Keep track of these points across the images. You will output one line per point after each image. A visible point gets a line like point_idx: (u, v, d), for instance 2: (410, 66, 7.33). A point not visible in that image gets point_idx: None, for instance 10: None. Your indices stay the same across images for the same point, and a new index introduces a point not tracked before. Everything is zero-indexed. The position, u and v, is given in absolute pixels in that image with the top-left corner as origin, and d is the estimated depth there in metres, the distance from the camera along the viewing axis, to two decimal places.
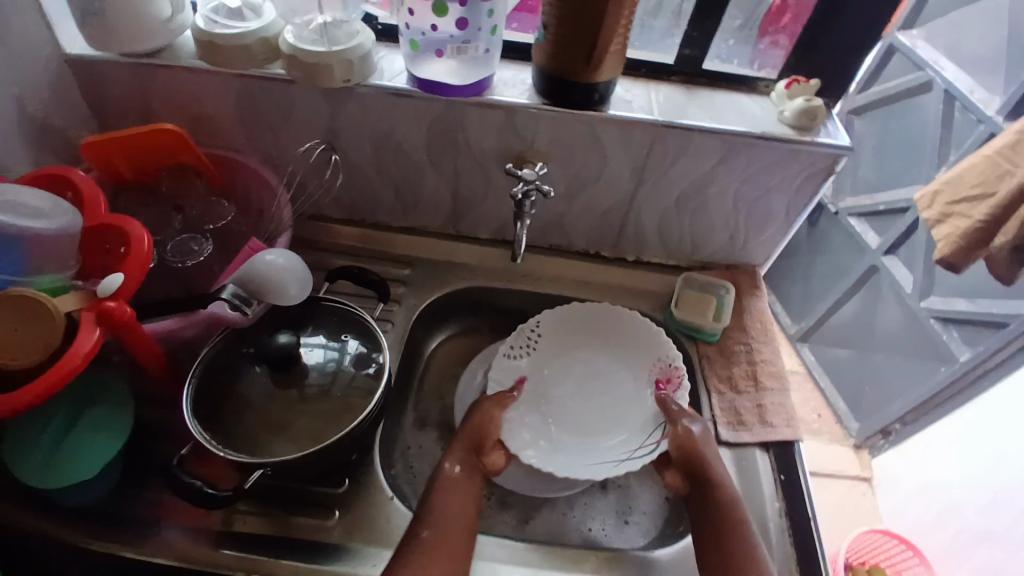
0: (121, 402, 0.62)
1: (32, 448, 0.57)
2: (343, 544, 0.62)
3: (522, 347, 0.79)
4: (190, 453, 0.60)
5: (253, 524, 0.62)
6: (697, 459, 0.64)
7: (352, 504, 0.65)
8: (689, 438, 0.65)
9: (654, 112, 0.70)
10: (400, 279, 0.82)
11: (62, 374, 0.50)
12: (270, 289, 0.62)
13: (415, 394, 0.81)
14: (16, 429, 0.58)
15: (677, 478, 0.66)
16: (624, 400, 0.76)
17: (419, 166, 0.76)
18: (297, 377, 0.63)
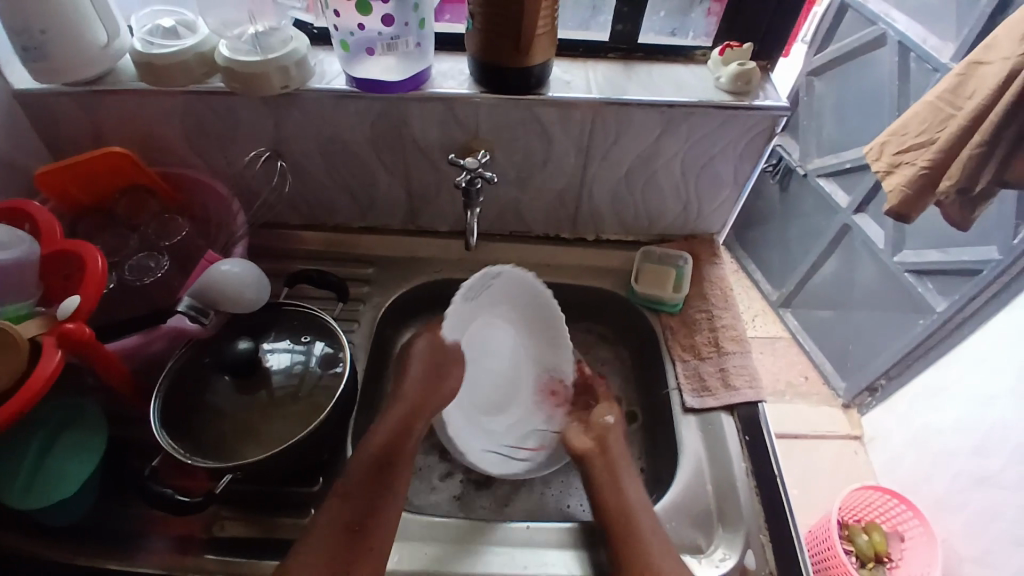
0: (97, 427, 0.63)
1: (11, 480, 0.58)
2: None
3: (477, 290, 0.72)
4: (164, 465, 0.62)
5: (234, 528, 0.64)
6: (614, 437, 0.70)
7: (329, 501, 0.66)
8: (608, 424, 0.71)
9: (593, 91, 0.71)
10: (364, 279, 0.83)
11: (31, 395, 0.52)
12: (227, 298, 0.63)
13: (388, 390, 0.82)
14: None
15: (584, 440, 0.71)
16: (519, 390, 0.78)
17: (370, 166, 0.77)
18: (263, 382, 0.64)
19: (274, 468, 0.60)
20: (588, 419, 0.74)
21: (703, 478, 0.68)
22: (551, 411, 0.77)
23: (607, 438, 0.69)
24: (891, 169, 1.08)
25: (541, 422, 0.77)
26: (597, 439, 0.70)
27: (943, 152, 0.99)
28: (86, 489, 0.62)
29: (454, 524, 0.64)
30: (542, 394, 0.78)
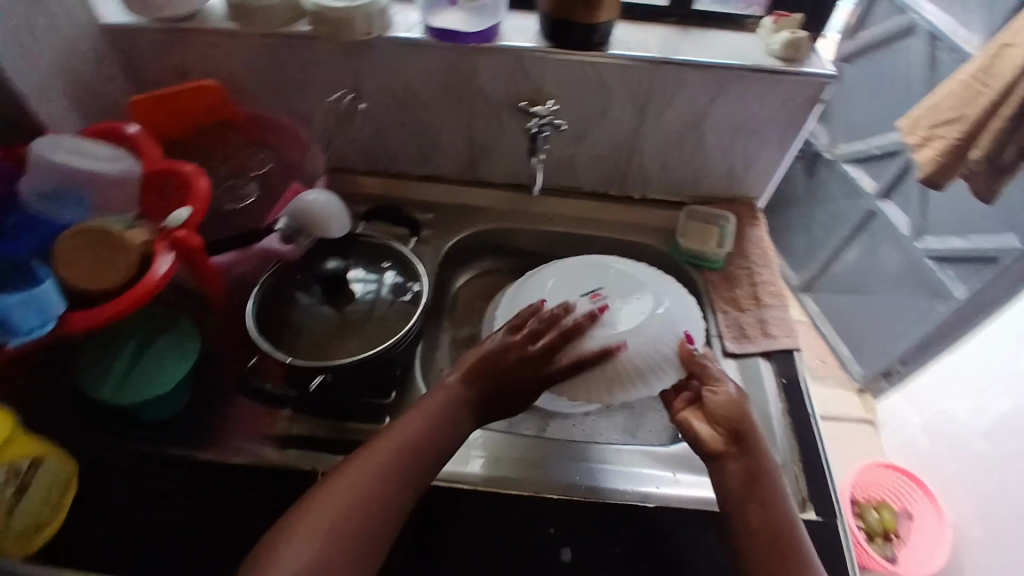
0: (187, 334, 0.65)
1: (108, 376, 0.60)
2: None
3: (640, 372, 0.69)
4: (259, 367, 0.66)
5: (304, 427, 0.67)
6: (745, 425, 0.61)
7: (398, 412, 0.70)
8: (734, 403, 0.62)
9: (653, 50, 0.76)
10: (424, 223, 0.88)
11: (137, 296, 0.55)
12: (315, 225, 0.69)
13: (448, 314, 0.88)
14: (90, 363, 0.61)
15: (716, 433, 0.62)
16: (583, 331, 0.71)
17: (436, 114, 0.82)
18: (343, 302, 0.68)
19: (355, 377, 0.65)
20: (703, 403, 0.65)
21: None
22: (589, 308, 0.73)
23: (739, 426, 0.61)
24: (925, 143, 1.12)
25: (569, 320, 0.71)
26: (714, 406, 0.63)
27: (974, 129, 1.04)
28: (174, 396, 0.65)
29: (512, 437, 0.71)
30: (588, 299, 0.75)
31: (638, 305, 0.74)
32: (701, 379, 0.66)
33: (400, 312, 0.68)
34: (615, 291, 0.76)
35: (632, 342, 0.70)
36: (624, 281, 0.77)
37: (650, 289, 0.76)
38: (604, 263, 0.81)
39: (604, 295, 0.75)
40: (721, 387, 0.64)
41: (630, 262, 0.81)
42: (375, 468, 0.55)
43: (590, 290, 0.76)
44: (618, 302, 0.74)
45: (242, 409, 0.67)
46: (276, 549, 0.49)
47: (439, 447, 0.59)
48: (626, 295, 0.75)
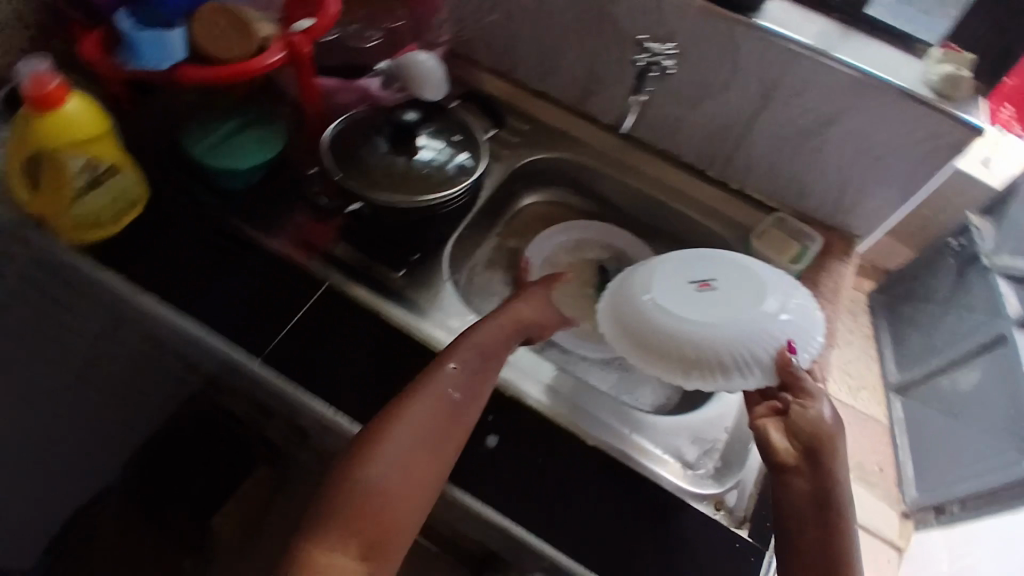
0: (277, 131, 0.72)
1: (207, 136, 0.69)
2: (400, 293, 0.69)
3: (724, 368, 0.64)
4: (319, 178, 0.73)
5: (344, 252, 0.70)
6: (827, 449, 0.57)
7: (417, 271, 0.72)
8: (823, 424, 0.57)
9: (800, 33, 0.72)
10: (517, 130, 0.88)
11: (239, 73, 0.64)
12: (413, 83, 0.74)
13: (503, 222, 0.89)
14: (198, 120, 0.71)
15: (790, 447, 0.58)
16: (679, 312, 0.66)
17: (563, 33, 0.83)
18: (408, 155, 0.71)
19: (389, 218, 0.70)
20: (789, 416, 0.60)
21: (724, 422, 0.70)
22: (693, 294, 0.68)
23: (819, 446, 0.57)
24: None
25: (664, 297, 0.68)
26: (799, 419, 0.59)
27: None
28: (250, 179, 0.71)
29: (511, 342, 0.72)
30: (698, 284, 0.68)
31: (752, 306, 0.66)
32: (793, 392, 0.61)
33: (451, 185, 0.71)
34: (730, 285, 0.68)
35: (730, 337, 0.64)
36: (747, 280, 0.68)
37: (773, 295, 0.67)
38: (729, 259, 0.71)
39: (716, 284, 0.68)
40: (811, 403, 0.59)
41: (755, 267, 0.70)
42: (423, 411, 0.53)
43: (702, 276, 0.69)
44: (732, 296, 0.67)
45: (297, 215, 0.71)
46: (345, 483, 0.48)
47: (474, 390, 0.57)
48: (743, 291, 0.67)
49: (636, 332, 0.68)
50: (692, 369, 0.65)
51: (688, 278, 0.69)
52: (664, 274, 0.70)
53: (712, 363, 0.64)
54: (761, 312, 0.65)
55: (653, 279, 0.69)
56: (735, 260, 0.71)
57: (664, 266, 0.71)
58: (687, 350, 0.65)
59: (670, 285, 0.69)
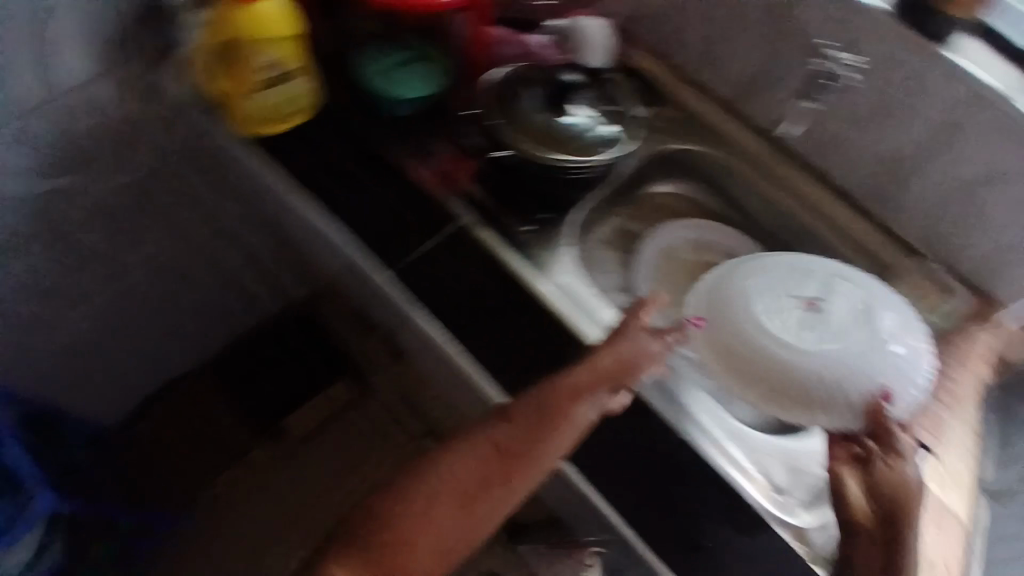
0: (439, 71, 0.73)
1: (376, 62, 0.72)
2: (524, 244, 0.70)
3: (810, 401, 0.59)
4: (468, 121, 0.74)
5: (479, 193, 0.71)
6: (906, 512, 0.52)
7: (545, 227, 0.72)
8: (905, 487, 0.53)
9: (1002, 78, 0.64)
10: (663, 115, 0.86)
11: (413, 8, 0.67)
12: (581, 48, 0.73)
13: (632, 202, 0.88)
14: (372, 45, 0.73)
15: (862, 503, 0.54)
16: (772, 330, 0.61)
17: (735, 29, 0.78)
18: (556, 114, 0.69)
19: (526, 172, 0.69)
20: (868, 469, 0.55)
21: (814, 459, 0.65)
22: (794, 310, 0.61)
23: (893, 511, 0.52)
24: None
25: (758, 310, 0.61)
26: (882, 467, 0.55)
27: None
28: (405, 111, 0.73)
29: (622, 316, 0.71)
30: (802, 301, 0.62)
31: (862, 333, 0.59)
32: (881, 446, 0.56)
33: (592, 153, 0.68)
34: (839, 305, 0.61)
35: (825, 369, 0.58)
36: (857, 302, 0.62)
37: (886, 322, 0.60)
38: (838, 276, 0.64)
39: (823, 305, 0.61)
40: (899, 463, 0.54)
41: (865, 286, 0.63)
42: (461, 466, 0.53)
43: (807, 292, 0.62)
44: (841, 322, 0.60)
45: (439, 152, 0.73)
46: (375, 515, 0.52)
47: (524, 450, 0.54)
48: (853, 316, 0.61)
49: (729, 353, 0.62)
50: (782, 400, 0.60)
51: (792, 291, 0.62)
52: (767, 283, 0.63)
53: (797, 394, 0.59)
54: (872, 343, 0.59)
55: (755, 293, 0.62)
56: (845, 275, 0.64)
57: (766, 279, 0.63)
58: (773, 372, 0.60)
59: (771, 303, 0.62)
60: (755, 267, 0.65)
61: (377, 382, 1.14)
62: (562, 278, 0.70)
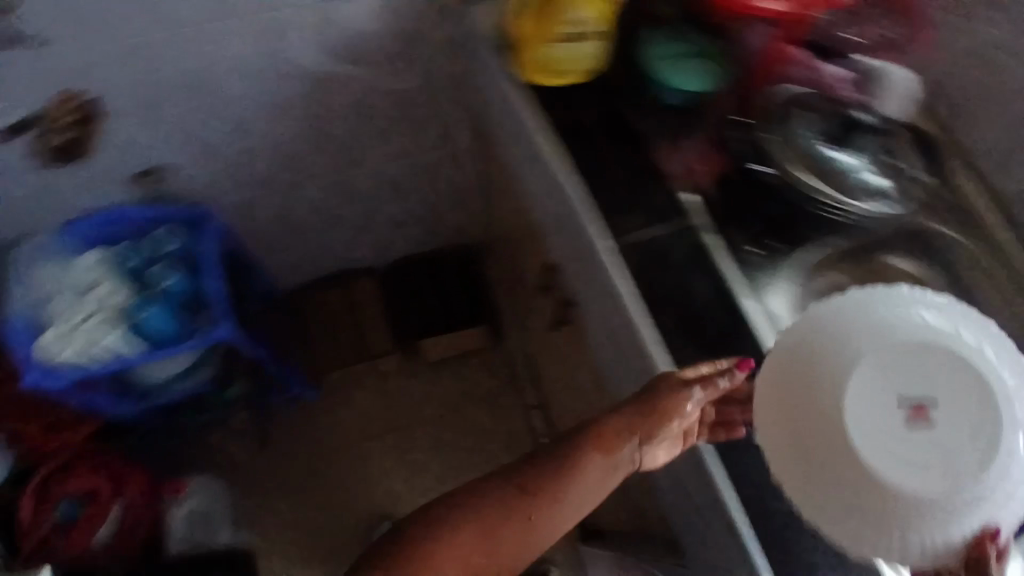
0: (721, 72, 0.73)
1: (667, 46, 0.74)
2: (742, 261, 0.68)
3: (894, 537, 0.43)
4: (731, 126, 0.73)
5: (716, 197, 0.70)
6: None
7: (769, 252, 0.69)
8: None
9: None
10: (930, 189, 0.76)
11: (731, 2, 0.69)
12: (881, 91, 0.73)
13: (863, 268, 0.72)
14: (670, 30, 0.76)
15: None
16: (859, 438, 0.43)
17: None
18: (827, 145, 0.70)
19: (775, 189, 0.69)
20: None
21: None
22: (894, 412, 0.44)
23: None
24: None
25: (847, 407, 0.44)
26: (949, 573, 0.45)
27: None
28: (670, 102, 0.73)
29: None
30: (908, 404, 0.44)
31: (970, 464, 0.42)
32: None
33: (849, 188, 0.69)
34: (950, 417, 0.43)
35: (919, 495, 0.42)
36: (976, 420, 0.43)
37: (1004, 455, 0.42)
38: (973, 375, 0.43)
39: (938, 412, 0.43)
40: None
41: (997, 400, 0.43)
42: (490, 498, 0.50)
43: (919, 390, 0.44)
44: (951, 441, 0.43)
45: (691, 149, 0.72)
46: (403, 539, 0.48)
47: (563, 481, 0.52)
48: (968, 433, 0.42)
49: (790, 446, 0.46)
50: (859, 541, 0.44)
51: (893, 389, 0.44)
52: (869, 370, 0.44)
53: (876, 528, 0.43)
54: (979, 478, 0.42)
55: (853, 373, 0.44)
56: (975, 380, 0.43)
57: (881, 358, 0.44)
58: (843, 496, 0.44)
59: (866, 394, 0.44)
60: (861, 336, 0.45)
61: (515, 335, 1.23)
62: (768, 303, 0.66)
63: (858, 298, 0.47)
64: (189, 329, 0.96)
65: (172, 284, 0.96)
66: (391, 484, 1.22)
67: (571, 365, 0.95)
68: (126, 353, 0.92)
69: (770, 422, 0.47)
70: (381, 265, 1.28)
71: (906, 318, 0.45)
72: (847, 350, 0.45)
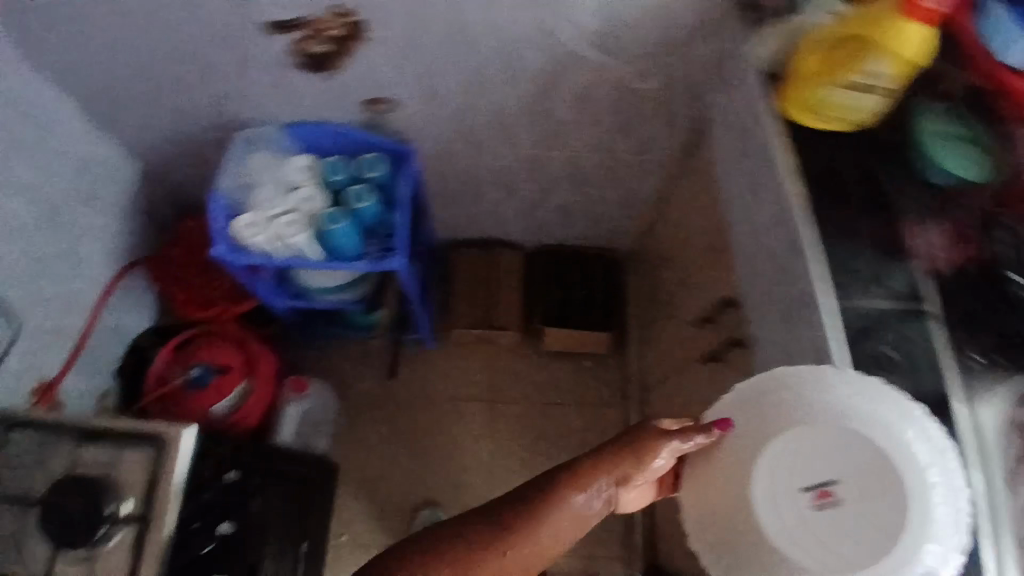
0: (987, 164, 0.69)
1: (941, 121, 0.71)
2: (962, 357, 0.64)
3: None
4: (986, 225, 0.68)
5: (954, 286, 0.67)
6: None
7: (991, 360, 0.64)
8: None
9: None
10: None
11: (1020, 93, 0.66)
12: None
13: None
14: (952, 106, 0.72)
15: None
16: (769, 512, 0.51)
17: None
18: None
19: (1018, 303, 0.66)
20: None
21: None
22: (807, 495, 0.51)
23: None
24: None
25: (766, 481, 0.52)
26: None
27: None
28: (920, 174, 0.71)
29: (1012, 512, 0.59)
30: (820, 487, 0.51)
31: (873, 542, 0.48)
32: None
33: None
34: (856, 494, 0.49)
35: (823, 559, 0.49)
36: (882, 498, 0.49)
37: (910, 529, 0.47)
38: (879, 462, 0.49)
39: (843, 493, 0.50)
40: None
41: (907, 482, 0.48)
42: (481, 526, 0.53)
43: (826, 475, 0.51)
44: (856, 520, 0.49)
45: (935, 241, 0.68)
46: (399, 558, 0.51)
47: (550, 510, 0.54)
48: (878, 511, 0.48)
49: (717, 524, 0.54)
50: None
51: (804, 472, 0.51)
52: (790, 452, 0.52)
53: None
54: (885, 551, 0.48)
55: (766, 459, 0.52)
56: (880, 463, 0.49)
57: (794, 442, 0.52)
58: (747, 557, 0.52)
59: (778, 475, 0.52)
60: (786, 420, 0.53)
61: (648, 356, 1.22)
62: (971, 407, 0.62)
63: (789, 383, 0.54)
64: (371, 252, 1.03)
65: (366, 207, 1.01)
66: (473, 449, 1.27)
67: (703, 400, 0.94)
68: (309, 258, 0.99)
69: (701, 491, 0.56)
70: (535, 246, 1.34)
71: (826, 405, 0.52)
72: (767, 432, 0.53)
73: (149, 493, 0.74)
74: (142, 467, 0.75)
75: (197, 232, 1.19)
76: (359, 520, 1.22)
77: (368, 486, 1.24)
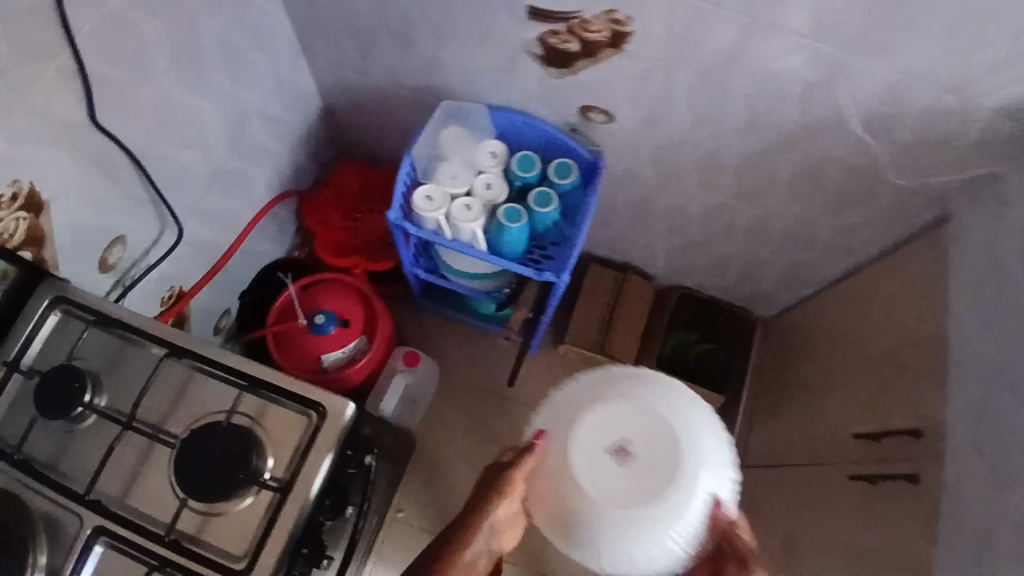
0: None
1: None
2: None
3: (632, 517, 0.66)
4: None
5: None
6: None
7: None
8: None
9: None
10: None
11: None
12: None
13: None
14: None
15: None
16: (593, 473, 0.68)
17: None
18: None
19: None
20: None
21: None
22: (612, 457, 0.68)
23: None
24: None
25: (583, 453, 0.69)
26: (717, 547, 0.70)
27: None
28: None
29: None
30: (616, 450, 0.69)
31: (661, 470, 0.67)
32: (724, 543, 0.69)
33: None
34: (640, 442, 0.69)
35: (639, 483, 0.67)
36: (660, 445, 0.68)
37: (686, 449, 0.68)
38: (650, 417, 0.69)
39: (634, 447, 0.68)
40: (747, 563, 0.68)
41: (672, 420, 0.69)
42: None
43: (617, 440, 0.69)
44: (645, 464, 0.68)
45: None
46: None
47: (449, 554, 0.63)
48: (657, 449, 0.68)
49: (560, 505, 0.69)
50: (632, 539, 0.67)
51: (604, 440, 0.69)
52: (593, 429, 0.69)
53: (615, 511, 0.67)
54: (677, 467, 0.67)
55: (570, 445, 0.69)
56: (654, 417, 0.69)
57: (585, 425, 0.70)
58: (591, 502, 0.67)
59: (588, 443, 0.69)
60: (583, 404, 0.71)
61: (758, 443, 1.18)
62: None
63: (581, 383, 0.73)
64: (532, 258, 1.00)
65: (547, 213, 0.97)
66: None
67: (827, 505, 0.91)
68: (475, 246, 0.97)
69: (544, 483, 0.70)
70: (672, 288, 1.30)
71: (598, 386, 0.72)
72: (573, 415, 0.71)
73: (291, 463, 0.63)
74: (293, 433, 0.64)
75: (360, 179, 1.17)
76: (413, 502, 1.20)
77: (433, 471, 1.22)
